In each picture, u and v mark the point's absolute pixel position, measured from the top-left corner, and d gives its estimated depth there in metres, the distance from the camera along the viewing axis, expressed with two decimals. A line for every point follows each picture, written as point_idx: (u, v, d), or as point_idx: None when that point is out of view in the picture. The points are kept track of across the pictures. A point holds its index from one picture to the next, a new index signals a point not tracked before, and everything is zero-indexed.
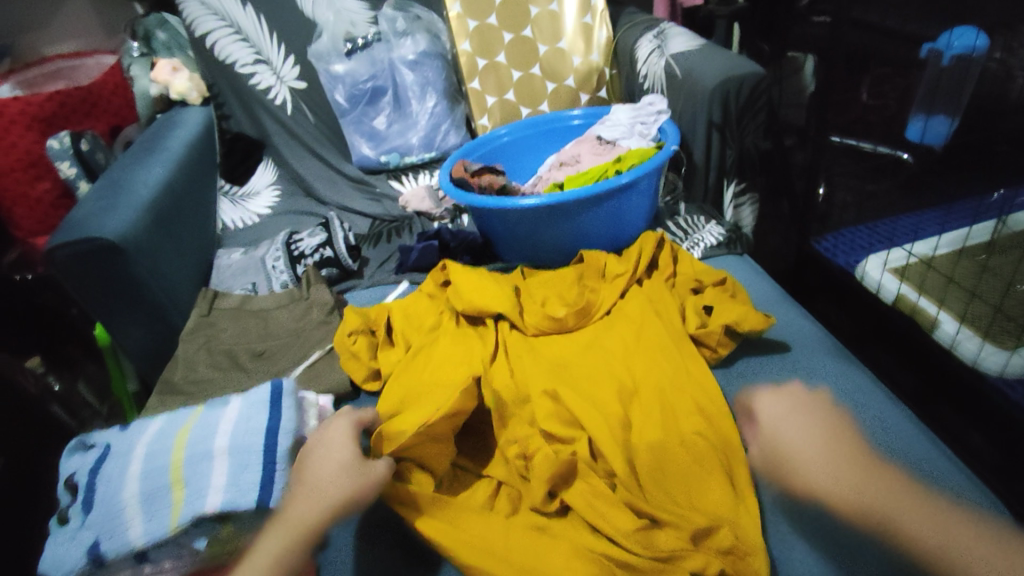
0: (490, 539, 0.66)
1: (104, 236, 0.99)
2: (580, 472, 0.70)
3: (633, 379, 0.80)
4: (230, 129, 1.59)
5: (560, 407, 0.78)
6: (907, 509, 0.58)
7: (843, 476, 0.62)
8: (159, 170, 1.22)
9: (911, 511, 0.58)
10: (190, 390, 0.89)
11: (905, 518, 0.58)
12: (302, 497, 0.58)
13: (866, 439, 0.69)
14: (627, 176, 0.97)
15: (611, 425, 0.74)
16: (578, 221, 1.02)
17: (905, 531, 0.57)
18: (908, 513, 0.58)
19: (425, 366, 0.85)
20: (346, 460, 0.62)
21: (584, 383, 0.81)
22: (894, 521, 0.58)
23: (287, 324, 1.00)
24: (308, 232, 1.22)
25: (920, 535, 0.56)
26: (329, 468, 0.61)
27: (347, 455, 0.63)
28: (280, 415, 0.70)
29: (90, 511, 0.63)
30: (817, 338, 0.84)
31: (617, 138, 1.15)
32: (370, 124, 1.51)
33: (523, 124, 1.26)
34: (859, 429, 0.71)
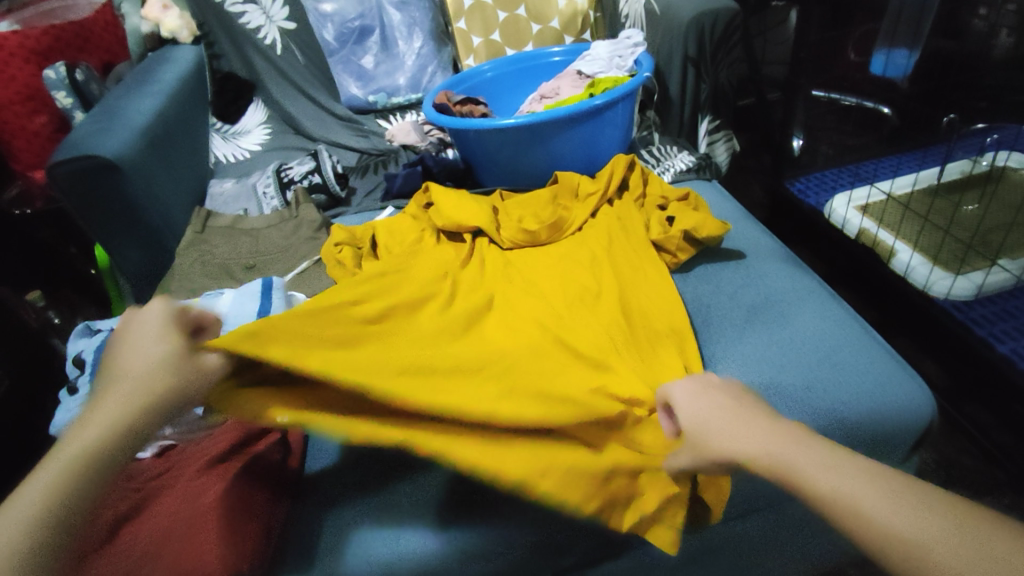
0: None
1: (102, 155, 1.04)
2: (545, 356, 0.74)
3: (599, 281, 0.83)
4: (221, 69, 1.61)
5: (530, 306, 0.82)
6: (811, 457, 0.43)
7: (757, 440, 0.45)
8: (151, 101, 1.25)
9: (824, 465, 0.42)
10: (187, 295, 0.96)
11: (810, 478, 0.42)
12: (109, 393, 0.46)
13: (805, 335, 0.75)
14: (602, 99, 1.02)
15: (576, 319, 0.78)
16: (555, 144, 1.07)
17: (870, 515, 0.39)
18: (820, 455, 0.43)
19: None
20: (152, 352, 0.49)
21: (552, 284, 0.85)
22: (861, 504, 0.40)
23: (276, 241, 1.06)
24: (297, 163, 1.28)
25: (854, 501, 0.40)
26: (132, 359, 0.48)
27: (153, 346, 0.49)
28: (271, 304, 0.78)
29: (98, 380, 0.73)
30: (769, 249, 0.90)
31: (595, 72, 1.18)
32: (358, 64, 1.56)
33: (507, 60, 1.29)
34: (800, 326, 0.77)
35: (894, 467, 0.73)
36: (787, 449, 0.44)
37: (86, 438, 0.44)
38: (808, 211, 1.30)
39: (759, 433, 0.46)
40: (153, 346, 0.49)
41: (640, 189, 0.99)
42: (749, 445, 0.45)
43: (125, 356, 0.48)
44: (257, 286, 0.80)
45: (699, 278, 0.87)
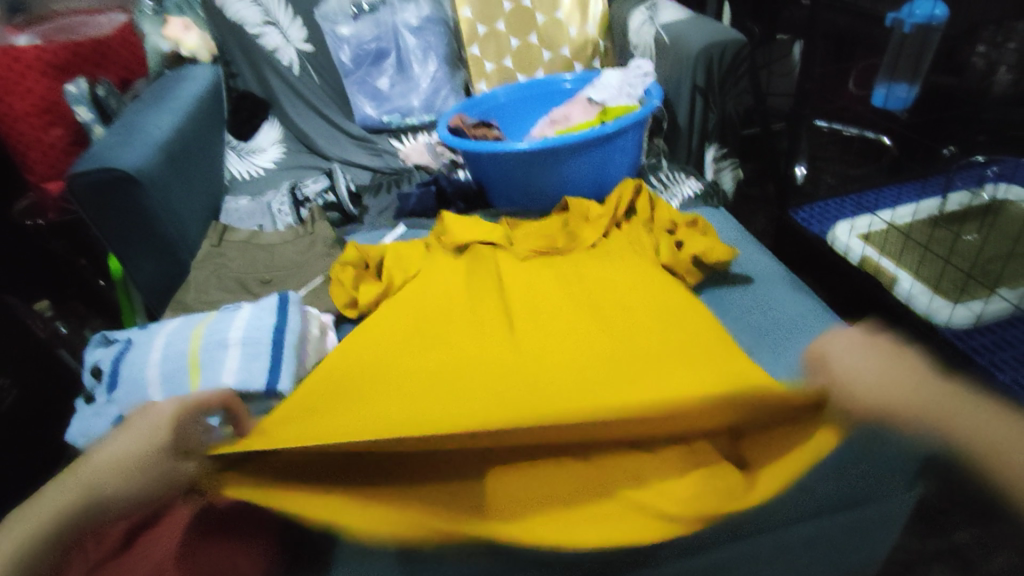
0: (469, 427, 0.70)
1: (122, 168, 1.07)
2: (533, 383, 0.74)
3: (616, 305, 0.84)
4: (237, 87, 1.65)
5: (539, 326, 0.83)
6: (968, 414, 0.52)
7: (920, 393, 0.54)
8: (171, 117, 1.28)
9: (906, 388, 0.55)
10: (201, 309, 0.98)
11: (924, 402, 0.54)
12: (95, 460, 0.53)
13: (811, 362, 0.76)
14: (613, 126, 1.05)
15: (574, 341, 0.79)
16: (567, 168, 1.10)
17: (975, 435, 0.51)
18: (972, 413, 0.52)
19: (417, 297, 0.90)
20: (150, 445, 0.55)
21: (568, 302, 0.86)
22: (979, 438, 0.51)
23: (290, 257, 1.08)
24: (312, 181, 1.30)
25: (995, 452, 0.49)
26: (133, 445, 0.54)
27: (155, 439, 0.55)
28: (288, 318, 0.80)
29: (116, 390, 0.74)
30: (774, 271, 0.92)
31: (605, 100, 1.22)
32: (373, 85, 1.58)
33: (520, 86, 1.33)
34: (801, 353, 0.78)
35: (897, 496, 0.75)
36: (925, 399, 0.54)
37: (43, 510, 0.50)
38: (812, 239, 1.31)
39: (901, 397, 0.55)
40: (138, 439, 0.55)
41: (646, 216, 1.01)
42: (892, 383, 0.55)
43: (106, 447, 0.54)
44: (274, 300, 0.81)
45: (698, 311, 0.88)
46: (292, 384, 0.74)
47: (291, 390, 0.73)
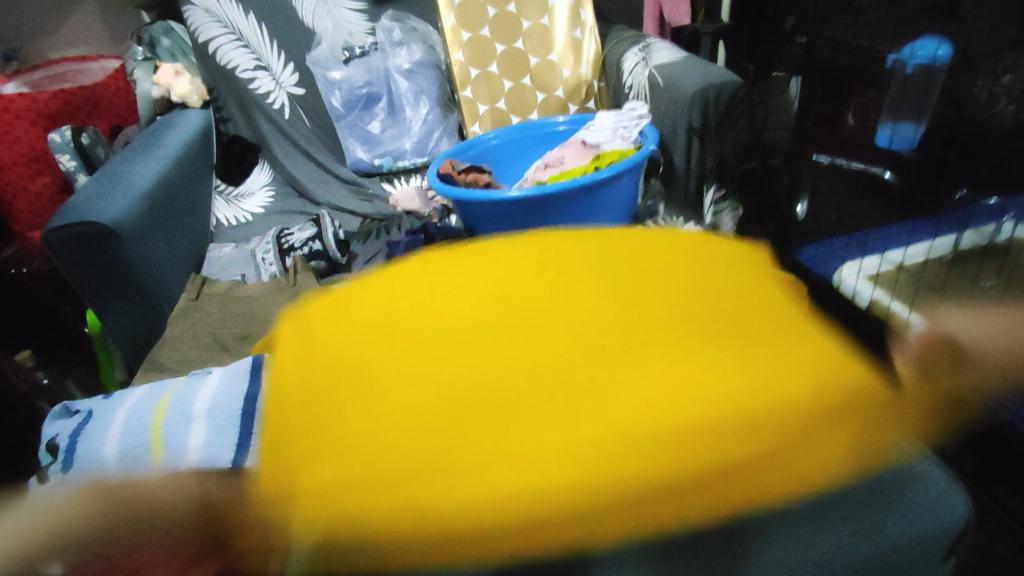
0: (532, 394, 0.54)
1: (101, 220, 1.03)
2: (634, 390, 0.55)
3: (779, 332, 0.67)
4: (228, 132, 1.65)
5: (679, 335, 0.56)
6: None
7: None
8: (155, 165, 1.25)
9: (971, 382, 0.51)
10: (176, 369, 0.93)
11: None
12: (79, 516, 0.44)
13: None
14: (607, 171, 1.01)
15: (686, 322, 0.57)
16: (560, 215, 1.06)
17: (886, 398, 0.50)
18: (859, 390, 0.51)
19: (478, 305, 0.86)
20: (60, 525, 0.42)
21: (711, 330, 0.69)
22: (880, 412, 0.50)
23: (272, 311, 1.03)
24: (298, 227, 1.27)
25: None
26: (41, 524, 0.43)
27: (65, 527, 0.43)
28: (259, 384, 0.75)
29: (71, 469, 0.68)
30: None
31: (601, 142, 1.19)
32: (365, 128, 1.56)
33: (512, 129, 1.30)
34: None
35: (934, 572, 0.67)
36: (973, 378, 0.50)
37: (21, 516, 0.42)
38: (818, 280, 1.28)
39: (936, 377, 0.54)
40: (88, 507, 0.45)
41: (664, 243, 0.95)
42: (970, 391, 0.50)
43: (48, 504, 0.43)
44: (245, 364, 0.77)
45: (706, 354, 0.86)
46: (263, 459, 0.67)
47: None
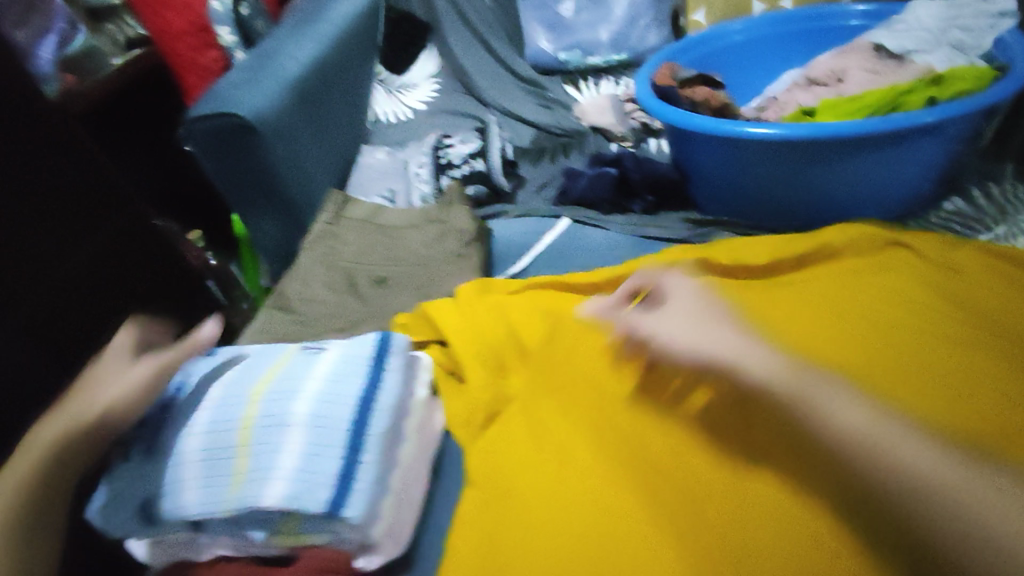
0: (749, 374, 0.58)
1: (241, 114, 0.88)
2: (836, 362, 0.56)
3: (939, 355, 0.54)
4: (398, 7, 1.42)
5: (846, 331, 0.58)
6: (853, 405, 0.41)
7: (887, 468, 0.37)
8: (311, 46, 1.07)
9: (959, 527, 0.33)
10: (301, 310, 0.77)
11: (831, 408, 0.41)
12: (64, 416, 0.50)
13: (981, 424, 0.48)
14: (931, 115, 0.63)
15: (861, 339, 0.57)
16: (834, 168, 0.70)
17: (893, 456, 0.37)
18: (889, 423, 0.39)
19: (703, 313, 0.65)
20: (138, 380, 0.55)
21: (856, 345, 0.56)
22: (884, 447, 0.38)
23: (416, 250, 0.83)
24: (459, 137, 1.04)
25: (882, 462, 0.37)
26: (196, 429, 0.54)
27: (137, 378, 0.55)
28: (382, 379, 0.56)
29: (147, 458, 0.52)
30: None
31: (910, 49, 0.78)
32: (556, 10, 1.25)
33: (771, 18, 0.89)
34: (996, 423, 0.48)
35: None
36: (879, 434, 0.38)
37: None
38: None
39: (760, 354, 0.47)
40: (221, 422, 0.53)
41: (913, 251, 0.66)
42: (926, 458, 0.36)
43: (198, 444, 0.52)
44: (369, 350, 0.57)
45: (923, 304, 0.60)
46: (368, 508, 0.48)
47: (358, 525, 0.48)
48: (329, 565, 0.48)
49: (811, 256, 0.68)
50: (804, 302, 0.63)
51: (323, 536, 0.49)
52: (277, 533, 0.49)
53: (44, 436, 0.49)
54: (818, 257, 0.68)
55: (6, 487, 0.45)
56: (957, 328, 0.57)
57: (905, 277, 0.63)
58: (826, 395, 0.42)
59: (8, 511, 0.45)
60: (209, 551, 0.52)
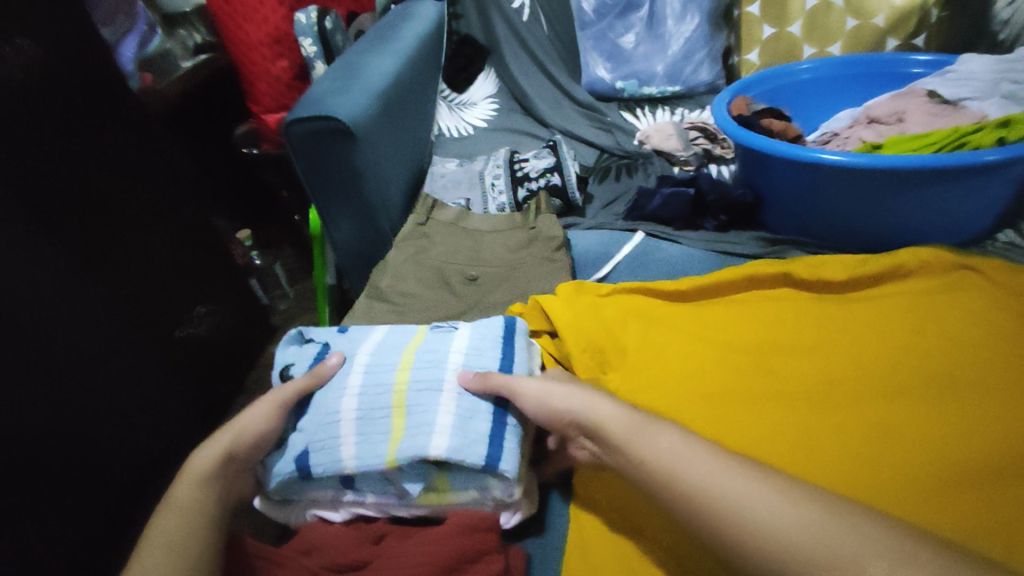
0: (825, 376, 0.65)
1: (340, 119, 0.92)
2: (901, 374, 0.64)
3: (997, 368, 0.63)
4: (458, 29, 1.49)
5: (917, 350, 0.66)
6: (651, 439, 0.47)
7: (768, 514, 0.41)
8: (392, 61, 1.12)
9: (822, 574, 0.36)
10: (400, 303, 0.81)
11: (698, 471, 0.43)
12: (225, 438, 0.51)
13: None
14: (996, 154, 0.71)
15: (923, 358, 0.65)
16: (906, 198, 0.78)
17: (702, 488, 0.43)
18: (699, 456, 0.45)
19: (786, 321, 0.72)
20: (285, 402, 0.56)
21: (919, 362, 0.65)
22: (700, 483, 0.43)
23: (505, 253, 0.89)
24: (533, 153, 1.10)
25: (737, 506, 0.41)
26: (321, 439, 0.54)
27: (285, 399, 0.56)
28: (511, 357, 0.61)
29: (304, 417, 0.57)
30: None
31: (965, 96, 0.86)
32: (615, 41, 1.34)
33: (836, 61, 1.01)
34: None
35: None
36: (685, 454, 0.45)
37: (179, 516, 0.44)
38: None
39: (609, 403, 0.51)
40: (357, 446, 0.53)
41: (980, 273, 0.74)
42: (801, 518, 0.39)
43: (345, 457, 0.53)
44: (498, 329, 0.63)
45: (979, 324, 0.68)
46: (518, 465, 0.52)
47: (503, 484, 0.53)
48: (480, 523, 0.51)
49: (886, 274, 0.75)
50: (875, 318, 0.71)
51: (470, 493, 0.53)
52: (429, 488, 0.53)
53: (209, 457, 0.49)
54: (895, 276, 0.76)
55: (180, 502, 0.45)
56: (955, 364, 0.64)
57: (971, 299, 0.71)
58: (650, 431, 0.48)
59: (215, 457, 0.49)
60: (347, 509, 0.56)
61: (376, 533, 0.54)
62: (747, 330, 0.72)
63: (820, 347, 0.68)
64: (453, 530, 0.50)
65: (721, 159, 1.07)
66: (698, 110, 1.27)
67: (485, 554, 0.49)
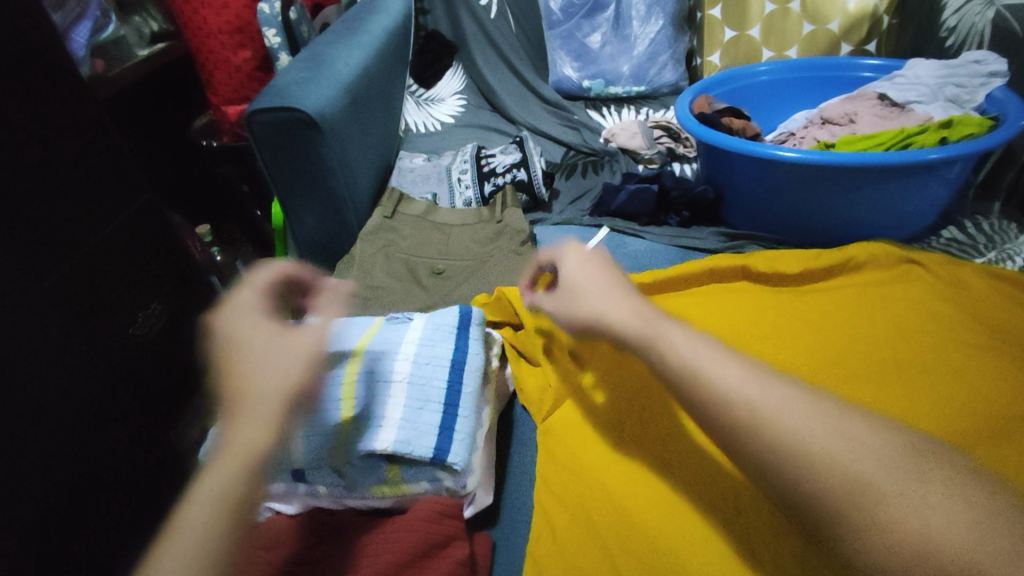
0: (787, 359, 0.67)
1: (304, 110, 0.91)
2: (854, 354, 0.67)
3: (944, 354, 0.66)
4: (426, 25, 1.48)
5: (868, 338, 0.69)
6: (661, 329, 0.43)
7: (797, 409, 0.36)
8: (359, 52, 1.11)
9: (885, 474, 0.32)
10: (365, 296, 0.81)
11: (716, 375, 0.39)
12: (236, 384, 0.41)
13: (977, 414, 0.58)
14: (938, 153, 0.74)
15: (873, 343, 0.68)
16: (856, 194, 0.81)
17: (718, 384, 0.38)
18: (709, 351, 0.41)
19: (746, 310, 0.74)
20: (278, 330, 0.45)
21: (873, 348, 0.68)
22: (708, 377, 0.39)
23: (470, 247, 0.89)
24: (500, 149, 1.11)
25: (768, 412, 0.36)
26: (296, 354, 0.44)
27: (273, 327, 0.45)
28: (466, 348, 0.61)
29: None
30: None
31: (911, 99, 0.91)
32: (582, 41, 1.36)
33: (794, 64, 1.05)
34: (982, 406, 0.59)
35: None
36: (691, 344, 0.42)
37: (201, 507, 0.35)
38: None
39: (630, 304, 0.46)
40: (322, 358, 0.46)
41: (924, 267, 0.78)
42: (827, 428, 0.35)
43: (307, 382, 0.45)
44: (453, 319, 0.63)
45: (927, 313, 0.71)
46: (468, 456, 0.53)
47: (451, 479, 0.53)
48: (443, 510, 0.51)
49: (838, 266, 0.79)
50: (829, 309, 0.73)
51: (422, 485, 0.53)
52: (382, 481, 0.53)
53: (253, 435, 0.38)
54: (846, 269, 0.79)
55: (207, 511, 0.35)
56: (905, 350, 0.67)
57: (914, 292, 0.75)
58: (665, 330, 0.43)
59: (265, 433, 0.39)
60: (301, 500, 0.54)
61: (338, 524, 0.53)
62: (710, 319, 0.73)
63: (780, 334, 0.70)
64: (420, 516, 0.50)
65: (683, 158, 1.10)
66: (663, 110, 1.30)
67: (450, 540, 0.50)
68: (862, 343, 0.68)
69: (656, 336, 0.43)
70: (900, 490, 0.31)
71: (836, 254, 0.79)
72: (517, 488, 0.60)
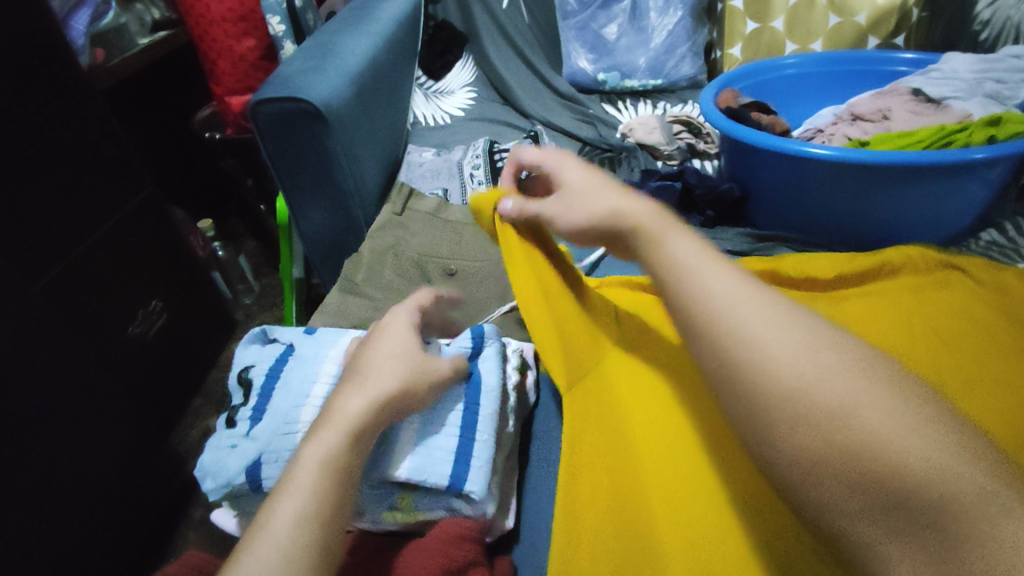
0: None
1: (311, 101, 0.87)
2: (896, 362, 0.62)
3: (995, 361, 0.61)
4: (435, 15, 1.44)
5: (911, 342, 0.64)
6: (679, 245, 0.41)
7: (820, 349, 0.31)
8: (367, 42, 1.07)
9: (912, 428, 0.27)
10: (374, 297, 0.77)
11: (723, 301, 0.35)
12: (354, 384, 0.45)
13: None
14: (983, 154, 0.69)
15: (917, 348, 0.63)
16: (893, 195, 0.76)
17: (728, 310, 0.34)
18: (723, 276, 0.37)
19: None
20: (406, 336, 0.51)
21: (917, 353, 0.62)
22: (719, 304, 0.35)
23: (484, 246, 0.86)
24: (513, 144, 1.07)
25: (780, 346, 0.31)
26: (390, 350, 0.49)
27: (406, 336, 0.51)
28: (483, 368, 0.57)
29: (258, 422, 0.53)
30: None
31: (947, 96, 0.85)
32: (597, 32, 1.31)
33: (822, 57, 1.01)
34: None
35: None
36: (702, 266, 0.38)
37: (292, 525, 0.37)
38: None
39: (637, 201, 0.47)
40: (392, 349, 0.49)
41: (965, 274, 0.73)
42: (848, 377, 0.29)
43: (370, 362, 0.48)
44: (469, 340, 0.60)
45: (972, 318, 0.66)
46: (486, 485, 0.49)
47: (468, 509, 0.49)
48: (464, 533, 0.47)
49: (872, 272, 0.74)
50: (869, 313, 0.68)
51: (437, 512, 0.50)
52: (394, 507, 0.50)
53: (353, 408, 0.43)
54: (880, 275, 0.75)
55: (293, 513, 0.37)
56: (951, 355, 0.62)
57: (957, 299, 0.70)
58: (678, 232, 0.43)
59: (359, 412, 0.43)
60: None
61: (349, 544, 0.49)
62: None
63: None
64: (439, 540, 0.46)
65: (705, 154, 1.05)
66: (680, 104, 1.25)
67: (472, 564, 0.46)
68: (903, 346, 0.63)
69: (666, 240, 0.42)
70: (947, 457, 0.26)
71: (871, 260, 0.74)
72: (538, 506, 0.56)
